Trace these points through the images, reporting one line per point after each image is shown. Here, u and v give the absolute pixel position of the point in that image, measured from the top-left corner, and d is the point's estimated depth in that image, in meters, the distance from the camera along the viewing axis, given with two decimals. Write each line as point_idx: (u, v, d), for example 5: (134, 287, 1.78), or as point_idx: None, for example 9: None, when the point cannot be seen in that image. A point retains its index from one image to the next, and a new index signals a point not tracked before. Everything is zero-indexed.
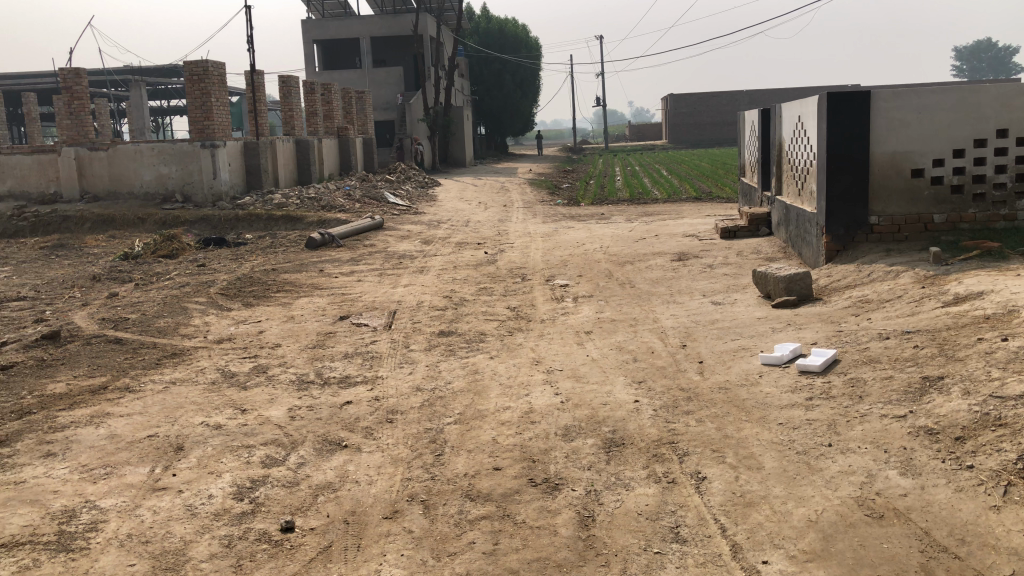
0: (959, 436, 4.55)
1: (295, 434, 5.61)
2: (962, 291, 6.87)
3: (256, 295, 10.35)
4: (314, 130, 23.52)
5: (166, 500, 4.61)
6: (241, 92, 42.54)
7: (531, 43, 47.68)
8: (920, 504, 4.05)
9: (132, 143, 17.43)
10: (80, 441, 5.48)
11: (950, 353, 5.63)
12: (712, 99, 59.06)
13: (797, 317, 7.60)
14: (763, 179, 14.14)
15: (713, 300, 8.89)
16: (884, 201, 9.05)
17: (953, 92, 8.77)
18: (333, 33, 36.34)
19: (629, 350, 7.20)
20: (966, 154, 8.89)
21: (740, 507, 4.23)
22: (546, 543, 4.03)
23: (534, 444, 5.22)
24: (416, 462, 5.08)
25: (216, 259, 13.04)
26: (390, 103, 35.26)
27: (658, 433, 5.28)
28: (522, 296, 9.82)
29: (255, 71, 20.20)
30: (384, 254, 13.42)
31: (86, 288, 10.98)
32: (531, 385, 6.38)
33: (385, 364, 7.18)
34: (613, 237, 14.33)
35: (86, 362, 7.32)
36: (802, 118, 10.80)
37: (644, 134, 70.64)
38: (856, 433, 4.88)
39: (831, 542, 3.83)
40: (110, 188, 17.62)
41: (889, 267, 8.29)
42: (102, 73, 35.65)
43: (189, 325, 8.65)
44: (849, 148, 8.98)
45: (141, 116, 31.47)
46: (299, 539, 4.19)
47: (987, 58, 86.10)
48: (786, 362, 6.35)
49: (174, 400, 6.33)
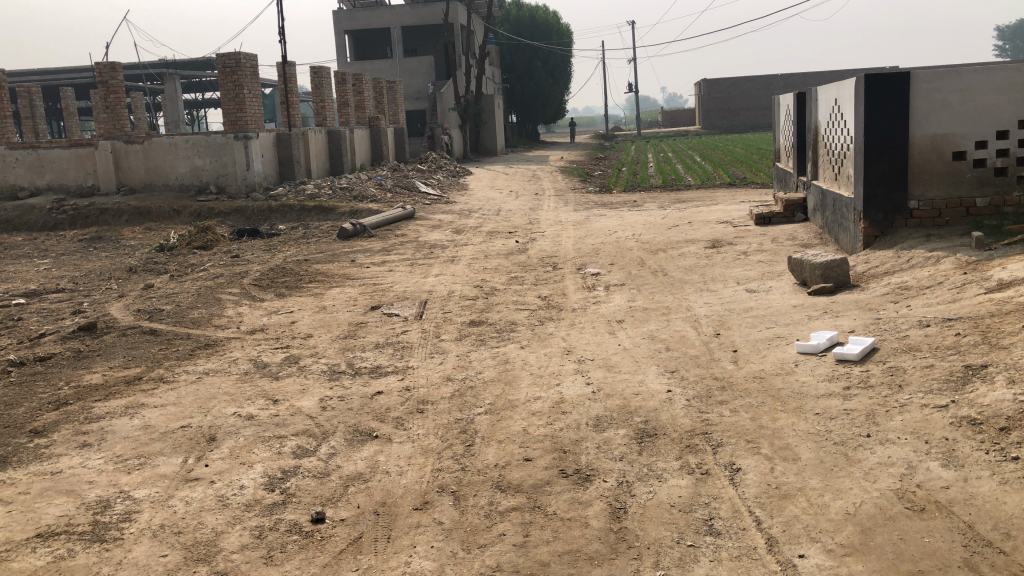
0: (1003, 427, 4.41)
1: (327, 425, 5.62)
2: (1006, 277, 6.67)
3: (289, 285, 10.40)
4: (346, 120, 23.60)
5: (199, 491, 4.63)
6: (273, 84, 42.79)
7: (562, 30, 47.33)
8: (963, 496, 3.93)
9: (166, 135, 17.57)
10: (115, 432, 5.54)
11: (993, 341, 5.46)
12: (746, 83, 58.28)
13: (834, 305, 7.45)
14: (799, 164, 13.88)
15: (748, 288, 8.75)
16: (925, 184, 8.82)
17: (996, 73, 8.55)
18: (364, 23, 36.39)
19: (662, 339, 7.10)
20: (1011, 135, 8.66)
21: (775, 500, 4.14)
22: (577, 535, 3.98)
23: (565, 435, 5.17)
24: (446, 452, 5.05)
25: (250, 250, 13.13)
26: (420, 92, 35.27)
27: (691, 424, 5.19)
28: (554, 285, 9.76)
29: (286, 63, 20.27)
30: (415, 244, 13.43)
31: (122, 279, 11.13)
32: (562, 375, 6.32)
33: (416, 355, 7.17)
34: (645, 224, 14.18)
35: (121, 353, 7.40)
36: (839, 101, 10.59)
37: (678, 120, 69.93)
38: (895, 424, 4.76)
39: (869, 535, 3.73)
40: (146, 181, 17.83)
41: (930, 253, 8.09)
42: (138, 66, 36.14)
43: (222, 316, 8.72)
44: (887, 131, 8.77)
45: (175, 109, 31.78)
46: (329, 530, 4.18)
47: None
48: (823, 350, 6.22)
49: (207, 391, 6.37)
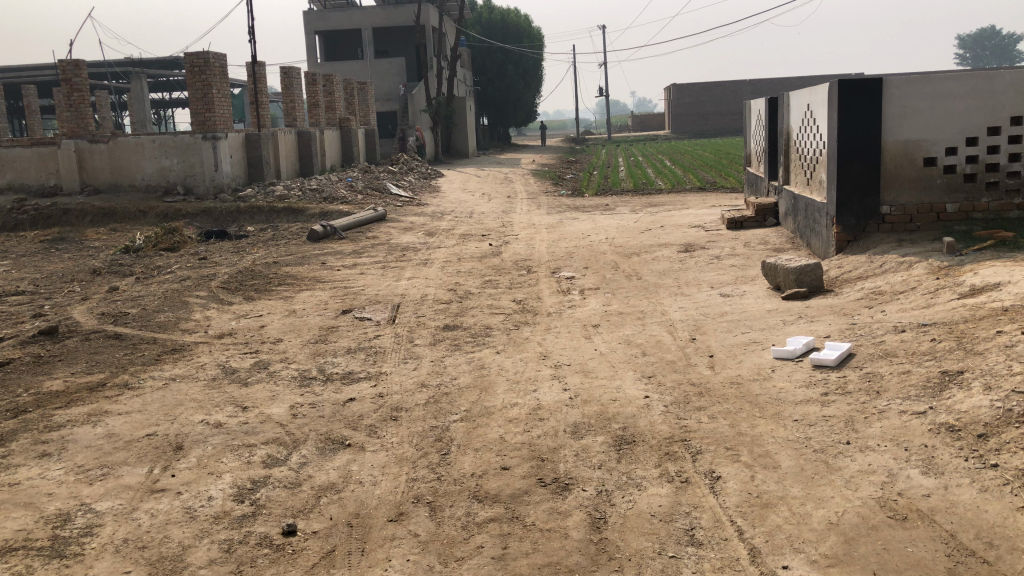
0: (981, 434, 4.40)
1: (298, 433, 5.48)
2: (979, 282, 6.71)
3: (257, 288, 10.21)
4: (316, 121, 23.37)
5: (165, 503, 4.48)
6: (243, 84, 42.28)
7: (534, 33, 47.27)
8: (944, 505, 3.91)
9: (132, 135, 17.23)
10: (77, 441, 5.35)
11: (969, 347, 5.47)
12: (716, 88, 58.75)
13: (808, 309, 7.45)
14: (771, 168, 13.94)
15: (722, 292, 8.74)
16: (896, 190, 8.87)
17: (966, 79, 8.58)
18: (335, 24, 36.13)
19: (638, 344, 7.04)
20: (980, 142, 8.71)
21: (757, 509, 4.08)
22: (557, 547, 3.90)
23: (543, 442, 5.08)
24: (421, 461, 4.94)
25: (218, 252, 12.91)
26: (391, 94, 35.03)
27: (669, 430, 5.13)
28: (529, 289, 9.68)
29: (256, 62, 19.99)
30: (387, 246, 13.28)
31: (86, 282, 10.86)
32: (539, 380, 6.24)
33: (389, 360, 7.04)
34: (618, 228, 14.16)
35: (84, 359, 7.19)
36: (811, 106, 10.62)
37: (647, 124, 70.32)
38: (874, 430, 4.74)
39: (852, 546, 3.69)
40: (112, 181, 17.48)
41: (902, 258, 8.13)
42: (103, 65, 35.55)
43: (190, 320, 8.52)
44: (860, 137, 8.82)
45: (141, 108, 31.24)
46: (300, 544, 4.05)
47: (990, 47, 85.53)
48: (799, 356, 6.20)
49: (174, 397, 6.20)
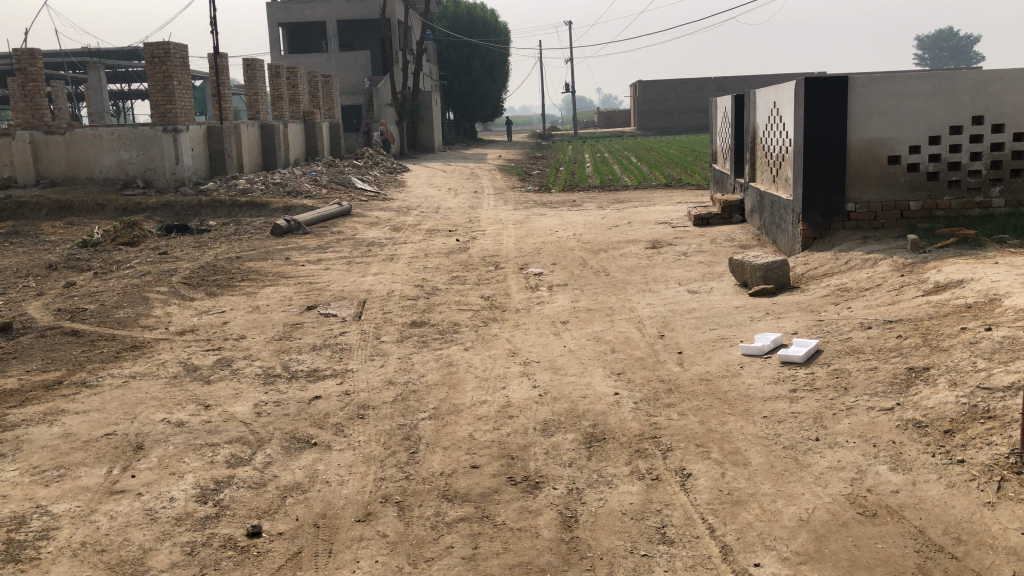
0: (948, 430, 4.44)
1: (263, 431, 5.37)
2: (942, 279, 6.79)
3: (220, 284, 10.02)
4: (280, 114, 23.06)
5: (125, 504, 4.35)
6: (205, 76, 41.61)
7: (500, 28, 47.12)
8: (913, 500, 3.93)
9: (90, 127, 16.85)
10: (32, 441, 5.19)
11: (934, 343, 5.53)
12: (681, 86, 59.13)
13: (775, 306, 7.48)
14: (737, 165, 14.03)
15: (690, 289, 8.75)
16: (861, 187, 8.97)
17: (930, 79, 8.67)
18: (299, 16, 35.73)
19: (607, 341, 7.02)
20: (943, 141, 8.81)
21: (728, 506, 4.07)
22: (528, 547, 3.85)
23: (513, 440, 5.03)
24: (390, 460, 4.87)
25: (179, 247, 12.66)
26: (356, 88, 34.69)
27: (640, 427, 5.11)
28: (496, 285, 9.62)
29: (218, 54, 19.66)
30: (352, 241, 13.13)
31: (41, 276, 10.59)
32: (508, 378, 6.19)
33: (356, 357, 6.94)
34: (585, 224, 14.15)
35: (40, 356, 6.99)
36: (777, 103, 10.70)
37: (613, 120, 70.57)
38: (843, 427, 4.76)
39: (823, 543, 3.69)
40: (68, 174, 17.08)
41: (867, 255, 8.21)
42: (59, 55, 34.81)
43: (150, 316, 8.33)
44: (825, 135, 8.89)
45: (99, 99, 30.59)
46: (266, 545, 3.96)
47: (947, 48, 87.16)
48: (767, 352, 6.22)
49: (134, 396, 6.04)
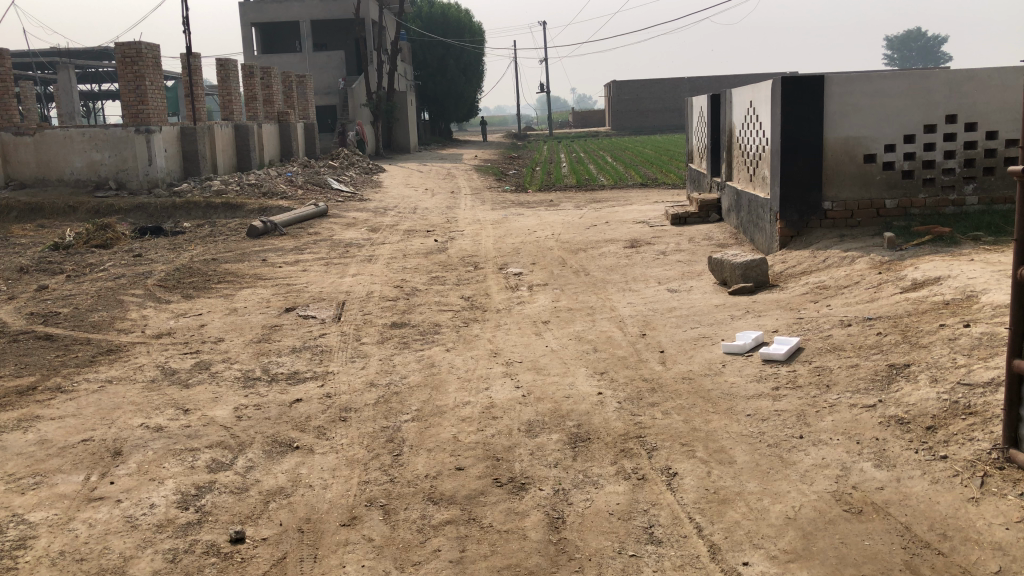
0: (930, 426, 4.47)
1: (243, 435, 5.30)
2: (920, 276, 6.86)
3: (196, 286, 9.89)
4: (254, 114, 22.87)
5: (104, 512, 4.27)
6: (177, 76, 41.13)
7: (474, 28, 47.06)
8: (898, 497, 3.95)
9: (60, 128, 16.58)
10: (7, 448, 5.09)
11: (914, 340, 5.57)
12: (655, 85, 59.41)
13: (755, 304, 7.51)
14: (713, 164, 14.10)
15: (669, 287, 8.78)
16: (837, 185, 9.04)
17: (904, 78, 8.75)
18: (272, 16, 35.45)
19: (589, 340, 7.02)
20: (917, 139, 8.90)
21: (715, 505, 4.08)
22: (516, 549, 3.83)
23: (497, 441, 5.00)
24: (374, 463, 4.82)
25: (153, 249, 12.50)
26: (330, 88, 34.46)
27: (624, 427, 5.11)
28: (476, 285, 9.59)
29: (192, 53, 19.44)
30: (329, 242, 13.04)
31: (13, 280, 10.40)
32: (491, 378, 6.16)
33: (336, 359, 6.88)
34: (563, 224, 14.16)
35: (13, 361, 6.86)
36: (753, 103, 10.76)
37: (588, 120, 70.78)
38: (826, 424, 4.78)
39: (811, 540, 3.70)
40: (38, 175, 16.80)
41: (845, 253, 8.28)
42: (27, 55, 34.31)
43: (126, 319, 8.21)
44: (802, 134, 8.96)
45: (69, 99, 30.07)
46: (250, 551, 3.90)
47: (917, 48, 88.34)
48: (749, 351, 6.24)
49: (111, 400, 5.94)
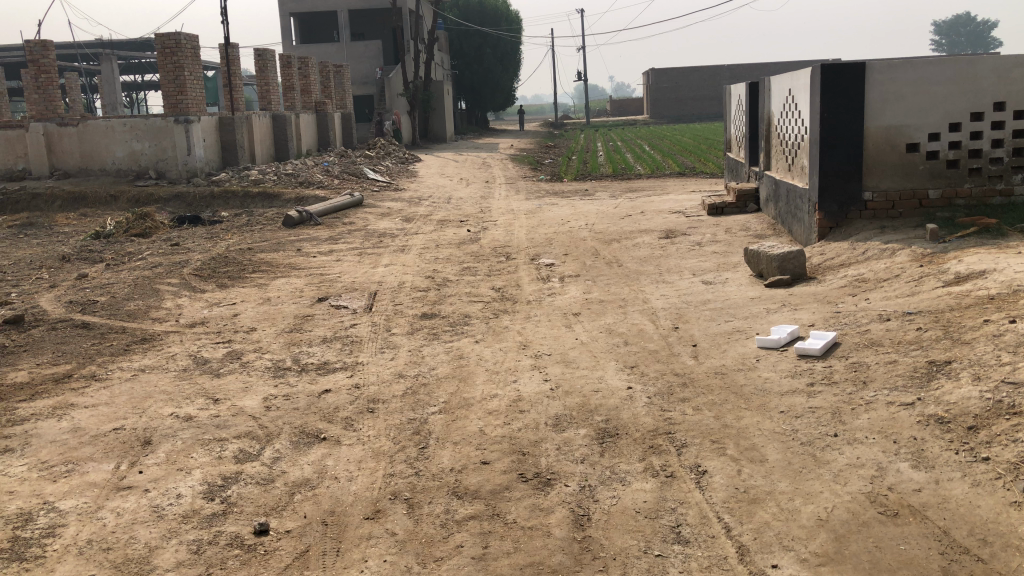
0: (971, 426, 4.32)
1: (271, 426, 5.31)
2: (964, 270, 6.64)
3: (231, 276, 9.97)
4: (291, 104, 23.03)
5: (132, 501, 4.30)
6: (217, 67, 41.51)
7: (511, 16, 46.74)
8: (936, 500, 3.82)
9: (102, 118, 16.83)
10: (41, 436, 5.15)
11: (955, 336, 5.40)
12: (694, 73, 58.67)
13: (791, 298, 7.35)
14: (751, 154, 13.85)
15: (704, 279, 8.64)
16: (879, 175, 8.80)
17: (950, 64, 8.49)
18: (310, 6, 35.65)
19: (620, 333, 6.92)
20: (962, 128, 8.64)
21: (744, 505, 3.98)
22: (539, 546, 3.77)
23: (523, 435, 4.94)
24: (399, 456, 4.79)
25: (191, 238, 12.64)
26: (367, 77, 34.55)
27: (654, 423, 5.02)
28: (507, 276, 9.53)
29: (229, 44, 19.61)
30: (363, 232, 13.07)
31: (55, 268, 10.59)
32: (519, 371, 6.11)
33: (366, 349, 6.87)
34: (597, 214, 14.02)
35: (50, 349, 6.96)
36: (793, 91, 10.52)
37: (626, 108, 70.19)
38: (862, 422, 4.65)
39: (843, 543, 3.59)
40: (81, 165, 17.09)
41: (885, 245, 8.06)
42: (72, 47, 34.91)
43: (160, 308, 8.28)
44: (841, 123, 8.73)
45: (112, 90, 30.51)
46: (273, 544, 3.89)
47: (965, 33, 86.05)
48: (784, 345, 6.10)
49: (143, 389, 6.00)
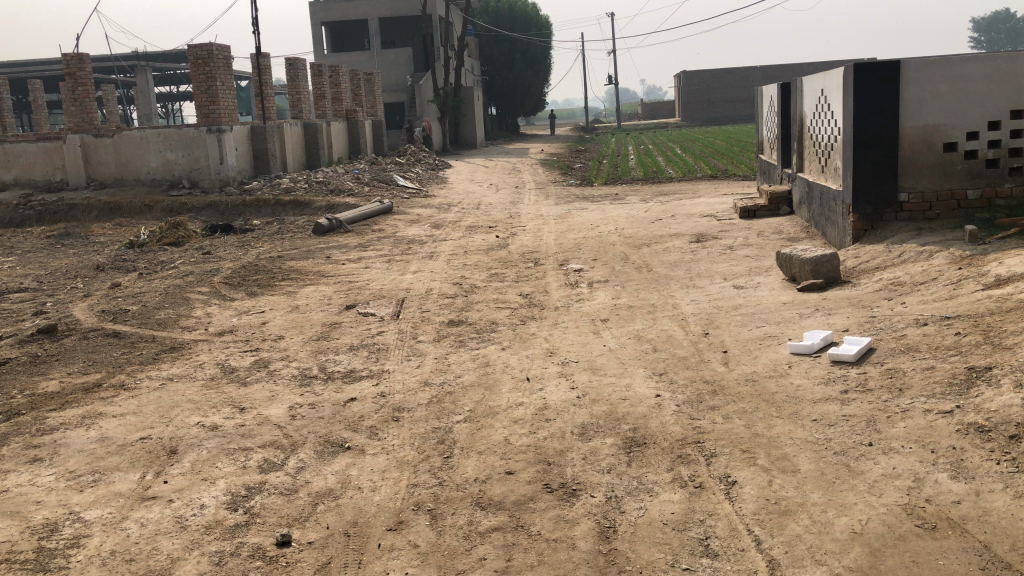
0: (1014, 435, 4.15)
1: (296, 435, 5.29)
2: (1004, 272, 6.44)
3: (260, 284, 10.01)
4: (323, 112, 23.18)
5: (155, 511, 4.29)
6: (249, 76, 41.97)
7: (542, 22, 46.73)
8: (977, 513, 3.67)
9: (137, 129, 17.07)
10: (69, 445, 5.18)
11: (996, 342, 5.22)
12: (726, 75, 58.21)
13: (825, 302, 7.19)
14: (784, 156, 13.65)
15: (735, 284, 8.49)
16: (915, 176, 8.58)
17: (988, 61, 8.32)
18: (341, 14, 35.90)
19: (648, 339, 6.82)
20: (1002, 126, 8.46)
21: (775, 517, 3.86)
22: (564, 559, 3.69)
23: (549, 445, 4.87)
24: (423, 465, 4.74)
25: (222, 247, 12.74)
26: (398, 85, 34.69)
27: (682, 432, 4.91)
28: (535, 282, 9.45)
29: (261, 54, 19.77)
30: (393, 239, 13.08)
31: (89, 278, 10.72)
32: (546, 378, 6.03)
33: (392, 357, 6.84)
34: (627, 218, 13.89)
35: (81, 358, 7.02)
36: (826, 92, 10.32)
37: (657, 112, 69.86)
38: (898, 431, 4.50)
39: (878, 557, 3.47)
40: (117, 175, 17.34)
41: (921, 247, 7.86)
42: (109, 60, 35.50)
43: (190, 317, 8.33)
44: (875, 122, 8.52)
45: (147, 102, 30.96)
46: (295, 555, 3.85)
47: (1005, 29, 84.33)
48: (817, 352, 5.95)
49: (171, 398, 6.03)
